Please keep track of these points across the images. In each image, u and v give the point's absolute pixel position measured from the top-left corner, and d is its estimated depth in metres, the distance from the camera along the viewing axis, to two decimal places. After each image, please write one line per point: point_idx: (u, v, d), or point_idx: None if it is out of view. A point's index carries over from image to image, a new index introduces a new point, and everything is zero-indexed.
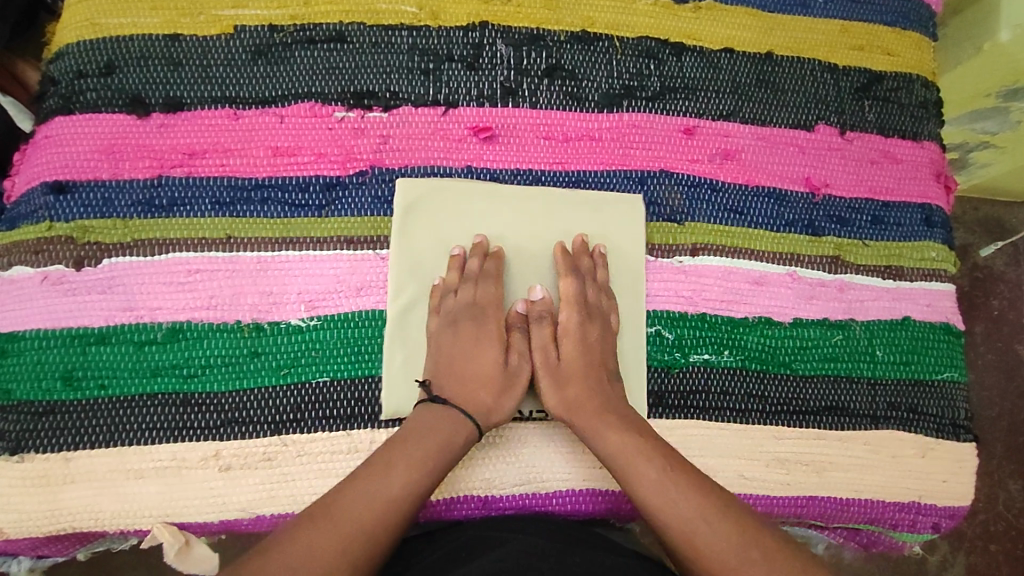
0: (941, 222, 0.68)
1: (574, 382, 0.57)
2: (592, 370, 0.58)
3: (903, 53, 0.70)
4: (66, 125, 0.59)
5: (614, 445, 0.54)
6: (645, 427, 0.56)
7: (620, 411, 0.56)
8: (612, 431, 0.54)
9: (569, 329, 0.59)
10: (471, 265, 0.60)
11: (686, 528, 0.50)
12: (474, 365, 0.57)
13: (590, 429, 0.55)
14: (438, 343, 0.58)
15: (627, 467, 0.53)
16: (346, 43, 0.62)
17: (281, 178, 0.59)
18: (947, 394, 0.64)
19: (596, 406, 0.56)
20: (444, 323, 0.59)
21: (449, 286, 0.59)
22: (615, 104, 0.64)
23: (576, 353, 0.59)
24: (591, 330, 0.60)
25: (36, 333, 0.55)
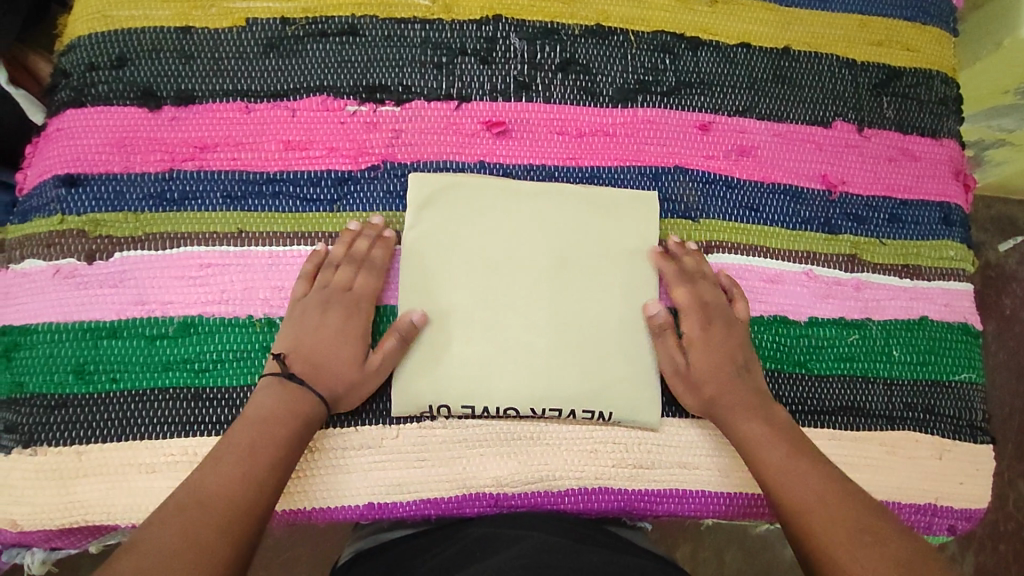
0: (960, 221, 0.67)
1: (713, 379, 0.56)
2: (726, 365, 0.57)
3: (923, 48, 0.69)
4: (77, 118, 0.59)
5: (755, 433, 0.54)
6: (781, 418, 0.55)
7: (761, 402, 0.56)
8: (751, 421, 0.55)
9: (696, 328, 0.58)
10: (358, 244, 0.57)
11: (802, 506, 0.49)
12: (331, 346, 0.54)
13: (730, 420, 0.55)
14: (301, 313, 0.55)
15: (761, 456, 0.53)
16: (358, 37, 0.62)
17: (292, 172, 0.59)
18: (964, 395, 0.63)
19: (736, 398, 0.56)
20: (315, 296, 0.55)
21: (334, 259, 0.56)
22: (630, 99, 0.64)
23: (711, 348, 0.57)
24: (718, 327, 0.58)
25: (49, 326, 0.55)
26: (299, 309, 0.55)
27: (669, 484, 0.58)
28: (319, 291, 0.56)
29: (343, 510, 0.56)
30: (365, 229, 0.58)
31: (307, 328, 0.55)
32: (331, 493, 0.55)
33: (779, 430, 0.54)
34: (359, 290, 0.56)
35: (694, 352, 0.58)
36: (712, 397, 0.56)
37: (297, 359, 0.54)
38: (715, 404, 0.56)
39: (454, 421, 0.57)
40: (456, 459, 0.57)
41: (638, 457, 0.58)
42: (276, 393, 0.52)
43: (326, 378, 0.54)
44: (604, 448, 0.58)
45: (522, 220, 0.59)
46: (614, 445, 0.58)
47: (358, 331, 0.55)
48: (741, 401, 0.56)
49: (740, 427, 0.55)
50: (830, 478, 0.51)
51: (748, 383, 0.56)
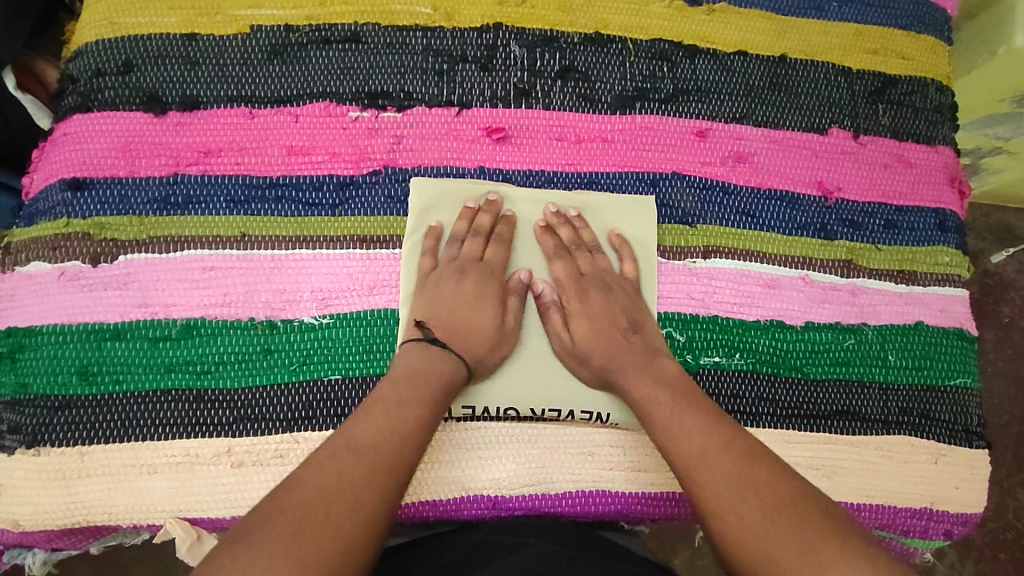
0: (955, 227, 0.68)
1: (597, 345, 0.58)
2: (611, 332, 0.58)
3: (918, 57, 0.69)
4: (84, 123, 0.60)
5: (638, 394, 0.55)
6: (669, 372, 0.56)
7: (648, 361, 0.57)
8: (640, 380, 0.55)
9: (572, 303, 0.60)
10: (482, 219, 0.60)
11: (693, 461, 0.50)
12: (464, 313, 0.57)
13: (623, 383, 0.56)
14: (437, 286, 0.58)
15: (648, 409, 0.54)
16: (360, 44, 0.63)
17: (295, 177, 0.60)
18: (959, 400, 0.64)
19: (625, 360, 0.57)
20: (445, 269, 0.59)
21: (459, 235, 0.60)
22: (628, 106, 0.65)
23: (592, 314, 0.59)
24: (595, 298, 0.59)
25: (53, 328, 0.56)
26: (431, 282, 0.58)
27: (666, 487, 0.59)
28: (451, 263, 0.59)
29: None
30: (491, 203, 0.60)
31: (443, 298, 0.57)
32: None
33: (666, 387, 0.55)
34: (489, 261, 0.59)
35: (573, 321, 0.59)
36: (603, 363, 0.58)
37: (435, 326, 0.56)
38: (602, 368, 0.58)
39: (453, 424, 0.57)
40: (454, 461, 0.57)
41: (635, 459, 0.59)
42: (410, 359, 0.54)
43: (472, 344, 0.56)
44: (601, 451, 0.58)
45: (553, 213, 0.61)
46: (611, 448, 0.59)
47: (494, 297, 0.58)
48: (631, 361, 0.57)
49: (625, 387, 0.56)
50: (725, 431, 0.51)
51: (634, 345, 0.58)
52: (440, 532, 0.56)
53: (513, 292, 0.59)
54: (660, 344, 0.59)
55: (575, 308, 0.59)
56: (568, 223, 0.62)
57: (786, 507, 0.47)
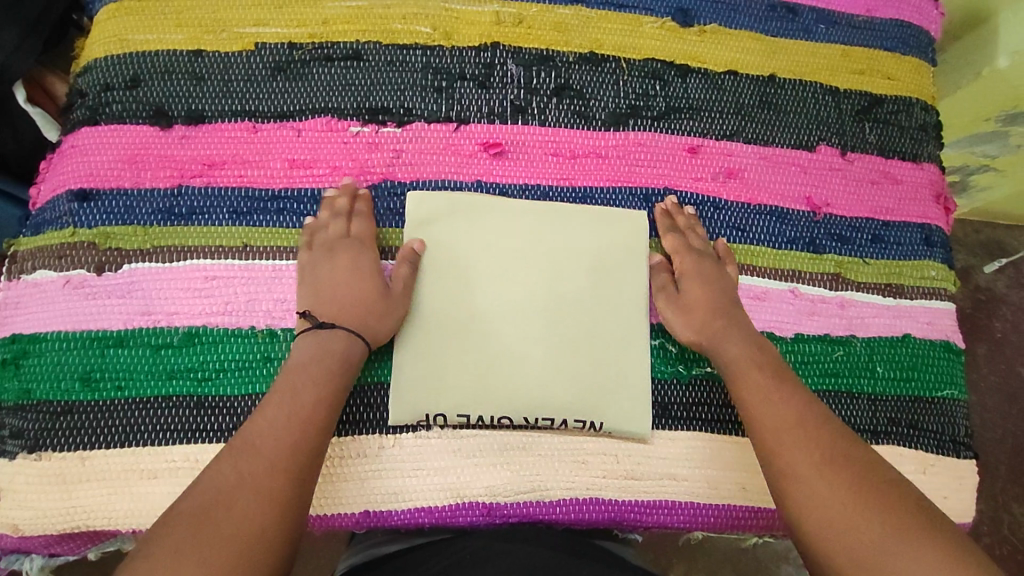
0: (941, 242, 0.69)
1: (708, 304, 0.60)
2: (720, 298, 0.60)
3: (903, 77, 0.72)
4: (92, 136, 0.61)
5: (734, 354, 0.57)
6: (773, 354, 0.58)
7: (754, 335, 0.59)
8: (738, 343, 0.58)
9: (687, 267, 0.62)
10: (343, 200, 0.60)
11: (778, 432, 0.52)
12: (348, 288, 0.57)
13: (715, 340, 0.58)
14: (315, 267, 0.58)
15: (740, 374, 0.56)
16: (362, 61, 0.65)
17: (296, 190, 0.61)
18: (947, 411, 0.65)
19: (722, 320, 0.59)
20: (315, 251, 0.58)
21: (322, 217, 0.60)
22: (621, 122, 0.66)
23: (703, 285, 0.61)
24: (706, 267, 0.62)
25: (57, 335, 0.57)
26: (313, 269, 0.58)
27: (658, 495, 0.59)
28: (322, 248, 0.58)
29: (339, 518, 0.57)
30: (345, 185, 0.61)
31: (330, 279, 0.57)
32: (328, 501, 0.56)
33: (762, 356, 0.57)
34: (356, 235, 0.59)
35: (687, 284, 0.61)
36: (701, 321, 0.59)
37: (321, 308, 0.56)
38: (696, 322, 0.60)
39: (449, 431, 0.58)
40: (450, 468, 0.58)
41: (628, 467, 0.60)
42: (310, 343, 0.55)
43: (362, 315, 0.56)
44: (594, 459, 0.59)
45: (521, 217, 0.62)
46: (605, 456, 0.59)
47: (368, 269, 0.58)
48: (729, 326, 0.59)
49: (719, 344, 0.58)
50: (821, 421, 0.52)
51: (741, 319, 0.60)
52: (434, 539, 0.56)
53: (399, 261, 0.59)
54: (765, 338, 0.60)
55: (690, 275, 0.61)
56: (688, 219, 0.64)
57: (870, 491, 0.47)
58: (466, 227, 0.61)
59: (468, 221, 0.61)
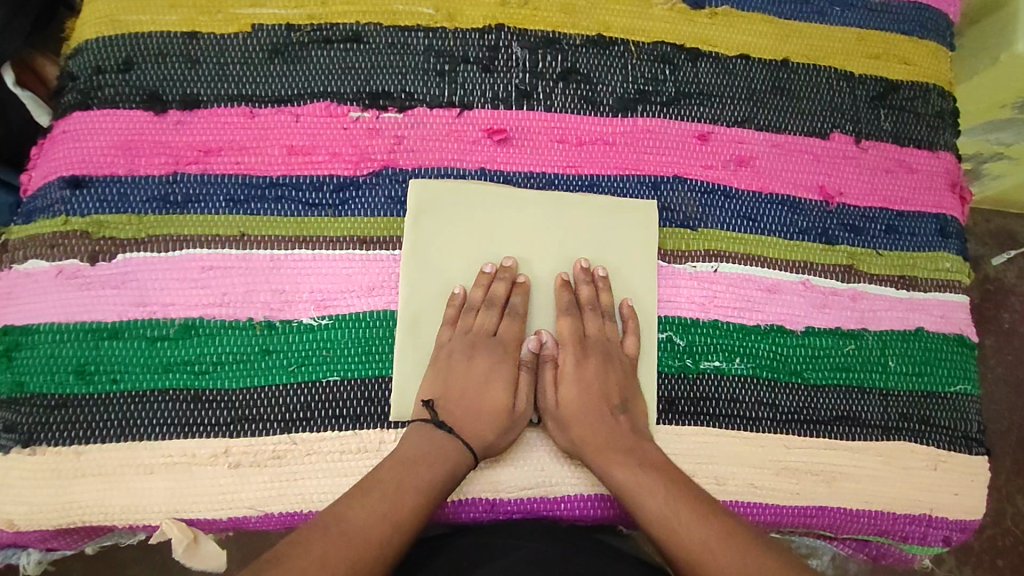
0: (956, 232, 0.68)
1: (580, 418, 0.57)
2: (599, 402, 0.57)
3: (920, 62, 0.69)
4: (84, 121, 0.59)
5: (621, 470, 0.54)
6: (655, 459, 0.55)
7: (631, 442, 0.56)
8: (621, 460, 0.55)
9: (567, 372, 0.58)
10: (498, 288, 0.59)
11: (671, 524, 0.51)
12: (476, 391, 0.57)
13: (606, 465, 0.55)
14: (449, 360, 0.57)
15: (596, 455, 0.55)
16: (362, 43, 0.62)
17: (295, 177, 0.60)
18: (959, 406, 0.64)
19: (608, 442, 0.56)
20: (459, 341, 0.58)
21: (473, 303, 0.58)
22: (630, 108, 0.64)
23: (582, 385, 0.58)
24: (590, 368, 0.58)
25: (51, 327, 0.55)
26: (442, 354, 0.57)
27: None
28: (463, 336, 0.58)
29: None
30: (505, 270, 0.59)
31: (449, 376, 0.57)
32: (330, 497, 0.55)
33: (654, 470, 0.54)
34: (503, 335, 0.59)
35: (564, 387, 0.58)
36: (573, 422, 0.57)
37: (443, 403, 0.56)
38: (581, 445, 0.56)
39: None
40: None
41: None
42: (414, 439, 0.54)
43: (477, 424, 0.55)
44: None
45: (533, 217, 0.61)
46: None
47: (504, 377, 0.58)
48: (610, 437, 0.56)
49: (616, 471, 0.54)
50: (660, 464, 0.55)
51: (618, 425, 0.57)
52: (436, 536, 0.55)
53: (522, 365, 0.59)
54: (644, 431, 0.58)
55: (571, 373, 0.58)
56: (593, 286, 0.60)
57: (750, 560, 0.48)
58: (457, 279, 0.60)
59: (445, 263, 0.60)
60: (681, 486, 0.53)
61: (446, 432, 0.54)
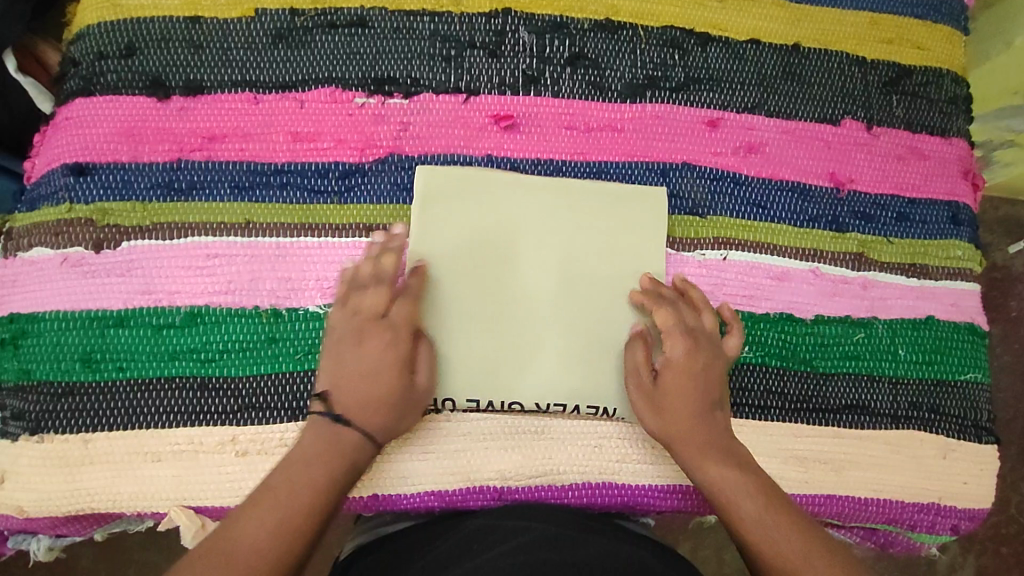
0: (967, 220, 0.67)
1: (682, 408, 0.55)
2: (704, 397, 0.56)
3: (933, 47, 0.68)
4: (87, 107, 0.59)
5: (713, 467, 0.54)
6: (741, 456, 0.55)
7: (721, 437, 0.55)
8: (715, 457, 0.54)
9: (672, 363, 0.56)
10: (386, 262, 0.55)
11: (745, 525, 0.52)
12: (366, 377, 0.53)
13: (701, 461, 0.54)
14: (340, 345, 0.54)
15: (692, 446, 0.55)
16: (366, 28, 0.62)
17: (300, 164, 0.59)
18: (969, 395, 0.63)
19: (706, 440, 0.55)
20: (348, 324, 0.54)
21: (360, 281, 0.55)
22: (638, 94, 0.64)
23: (683, 382, 0.55)
24: (698, 361, 0.56)
25: (56, 315, 0.55)
26: (340, 339, 0.54)
27: (672, 481, 0.58)
28: (352, 321, 0.54)
29: (347, 503, 0.56)
30: (388, 242, 0.56)
31: (342, 360, 0.53)
32: None
33: (738, 467, 0.54)
34: (392, 315, 0.54)
35: (669, 377, 0.56)
36: (671, 416, 0.55)
37: (342, 388, 0.53)
38: (678, 437, 0.55)
39: (459, 414, 0.57)
40: (460, 452, 0.57)
41: (642, 452, 0.58)
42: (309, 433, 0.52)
43: (371, 409, 0.52)
44: (608, 443, 0.58)
45: (541, 203, 0.60)
46: (618, 440, 0.58)
47: (400, 356, 0.54)
48: (706, 434, 0.55)
49: (707, 468, 0.54)
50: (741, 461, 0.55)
51: (716, 420, 0.56)
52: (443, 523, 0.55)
53: (415, 343, 0.55)
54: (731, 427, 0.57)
55: (674, 369, 0.56)
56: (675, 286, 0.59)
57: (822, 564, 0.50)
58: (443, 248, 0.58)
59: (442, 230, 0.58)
60: (759, 482, 0.54)
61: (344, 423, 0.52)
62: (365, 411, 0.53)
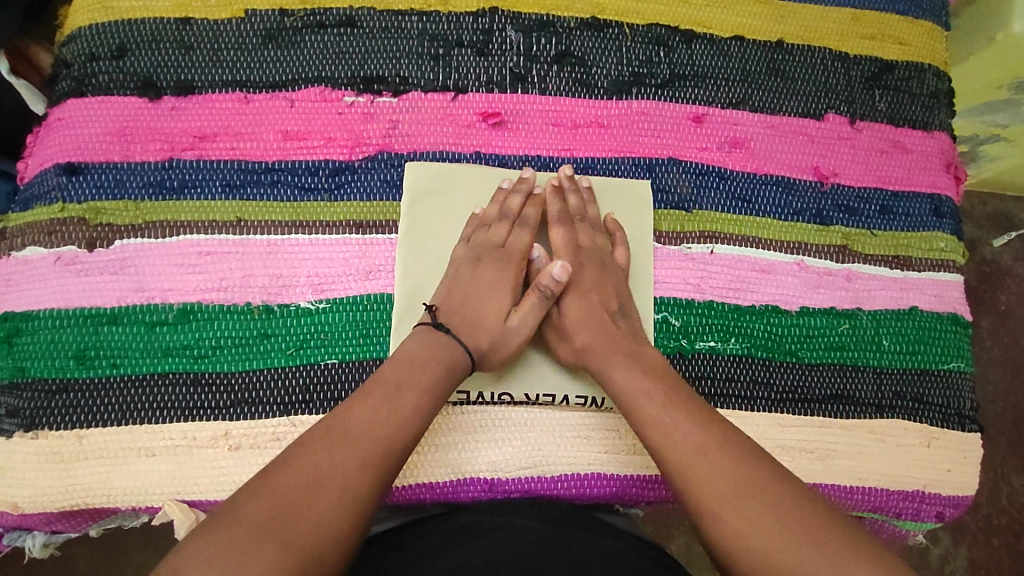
0: (950, 213, 0.68)
1: (584, 325, 0.58)
2: (601, 310, 0.58)
3: (915, 42, 0.69)
4: (78, 108, 0.59)
5: (623, 379, 0.55)
6: (657, 366, 0.56)
7: (631, 346, 0.57)
8: (626, 369, 0.55)
9: (573, 282, 0.60)
10: (511, 204, 0.60)
11: (686, 462, 0.49)
12: (477, 301, 0.57)
13: (606, 369, 0.56)
14: (457, 271, 0.58)
15: (599, 363, 0.56)
16: (355, 28, 0.62)
17: (290, 162, 0.60)
18: (952, 384, 0.64)
19: (614, 349, 0.56)
20: (465, 254, 0.59)
21: (484, 220, 0.60)
22: (625, 91, 0.64)
23: (582, 297, 0.59)
24: (587, 276, 0.60)
25: (49, 313, 0.56)
26: (451, 268, 0.58)
27: (659, 471, 0.59)
28: (472, 251, 0.59)
29: None
30: (522, 185, 0.60)
31: (458, 282, 0.58)
32: None
33: (654, 378, 0.54)
34: (511, 249, 0.59)
35: (568, 298, 0.59)
36: (575, 329, 0.58)
37: (449, 308, 0.57)
38: (585, 352, 0.57)
39: (449, 407, 0.58)
40: (451, 444, 0.57)
41: (631, 443, 0.59)
42: (416, 341, 0.54)
43: (481, 328, 0.56)
44: (597, 434, 0.59)
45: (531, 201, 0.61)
46: (607, 431, 0.59)
47: (508, 287, 0.58)
48: (613, 347, 0.57)
49: (621, 379, 0.55)
50: (664, 377, 0.55)
51: (613, 327, 0.58)
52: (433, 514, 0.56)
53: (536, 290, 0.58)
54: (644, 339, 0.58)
55: (573, 288, 0.59)
56: (580, 197, 0.61)
57: (771, 494, 0.47)
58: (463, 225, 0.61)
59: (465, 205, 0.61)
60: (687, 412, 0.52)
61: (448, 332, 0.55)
62: (426, 368, 0.52)
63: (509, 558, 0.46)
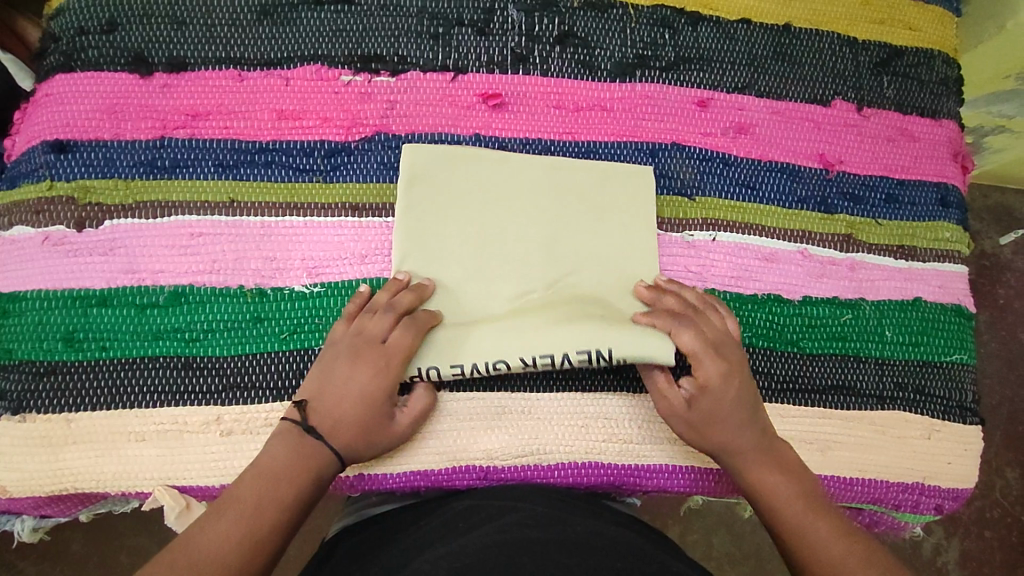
0: (956, 202, 0.67)
1: (726, 429, 0.54)
2: (740, 409, 0.54)
3: (925, 28, 0.68)
4: (67, 83, 0.58)
5: (765, 481, 0.53)
6: (779, 452, 0.55)
7: (766, 445, 0.54)
8: (765, 468, 0.54)
9: (705, 386, 0.54)
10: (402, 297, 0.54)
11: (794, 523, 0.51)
12: (351, 402, 0.52)
13: (749, 472, 0.54)
14: (331, 364, 0.53)
15: (740, 463, 0.54)
16: (353, 5, 0.61)
17: (285, 142, 0.58)
18: (955, 376, 0.64)
19: (753, 451, 0.54)
20: (346, 342, 0.53)
21: (375, 307, 0.54)
22: (628, 74, 0.63)
23: (727, 397, 0.54)
24: (729, 375, 0.54)
25: (38, 294, 0.55)
26: (326, 357, 0.53)
27: (658, 460, 0.58)
28: (351, 336, 0.53)
29: (335, 482, 0.56)
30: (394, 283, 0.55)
31: (331, 378, 0.52)
32: None
33: (788, 473, 0.54)
34: (393, 344, 0.53)
35: (710, 395, 0.54)
36: (711, 442, 0.54)
37: (315, 409, 0.51)
38: (730, 452, 0.54)
39: (445, 394, 0.57)
40: (447, 431, 0.56)
41: (629, 432, 0.58)
42: (280, 448, 0.50)
43: (346, 435, 0.51)
44: (595, 422, 0.58)
45: (533, 183, 0.59)
46: (605, 420, 0.58)
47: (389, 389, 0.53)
48: (757, 453, 0.54)
49: (764, 480, 0.53)
50: (773, 449, 0.55)
51: (752, 428, 0.54)
52: (429, 501, 0.55)
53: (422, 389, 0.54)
54: (773, 429, 0.56)
55: (713, 385, 0.54)
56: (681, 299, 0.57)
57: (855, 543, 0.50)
58: (431, 210, 0.58)
59: (440, 185, 0.58)
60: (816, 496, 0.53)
61: (316, 437, 0.51)
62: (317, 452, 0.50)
63: (511, 540, 0.45)
